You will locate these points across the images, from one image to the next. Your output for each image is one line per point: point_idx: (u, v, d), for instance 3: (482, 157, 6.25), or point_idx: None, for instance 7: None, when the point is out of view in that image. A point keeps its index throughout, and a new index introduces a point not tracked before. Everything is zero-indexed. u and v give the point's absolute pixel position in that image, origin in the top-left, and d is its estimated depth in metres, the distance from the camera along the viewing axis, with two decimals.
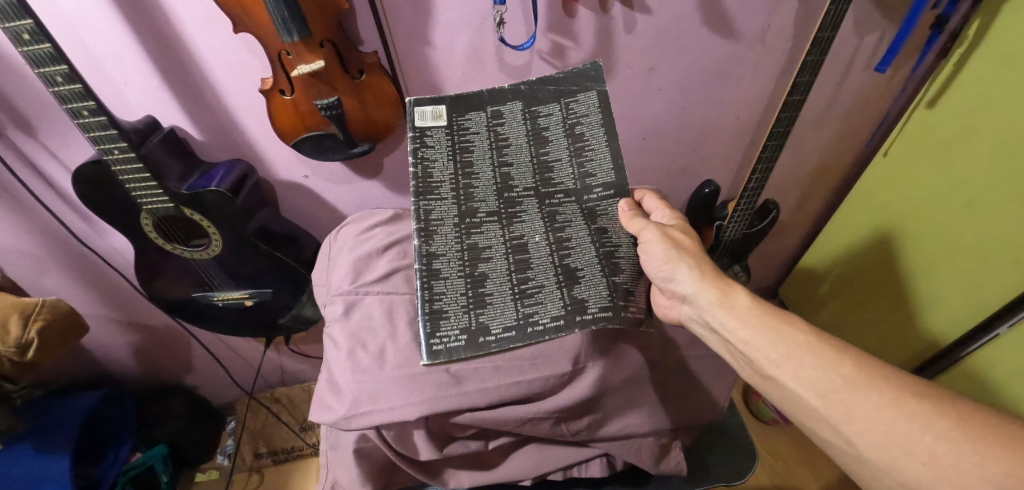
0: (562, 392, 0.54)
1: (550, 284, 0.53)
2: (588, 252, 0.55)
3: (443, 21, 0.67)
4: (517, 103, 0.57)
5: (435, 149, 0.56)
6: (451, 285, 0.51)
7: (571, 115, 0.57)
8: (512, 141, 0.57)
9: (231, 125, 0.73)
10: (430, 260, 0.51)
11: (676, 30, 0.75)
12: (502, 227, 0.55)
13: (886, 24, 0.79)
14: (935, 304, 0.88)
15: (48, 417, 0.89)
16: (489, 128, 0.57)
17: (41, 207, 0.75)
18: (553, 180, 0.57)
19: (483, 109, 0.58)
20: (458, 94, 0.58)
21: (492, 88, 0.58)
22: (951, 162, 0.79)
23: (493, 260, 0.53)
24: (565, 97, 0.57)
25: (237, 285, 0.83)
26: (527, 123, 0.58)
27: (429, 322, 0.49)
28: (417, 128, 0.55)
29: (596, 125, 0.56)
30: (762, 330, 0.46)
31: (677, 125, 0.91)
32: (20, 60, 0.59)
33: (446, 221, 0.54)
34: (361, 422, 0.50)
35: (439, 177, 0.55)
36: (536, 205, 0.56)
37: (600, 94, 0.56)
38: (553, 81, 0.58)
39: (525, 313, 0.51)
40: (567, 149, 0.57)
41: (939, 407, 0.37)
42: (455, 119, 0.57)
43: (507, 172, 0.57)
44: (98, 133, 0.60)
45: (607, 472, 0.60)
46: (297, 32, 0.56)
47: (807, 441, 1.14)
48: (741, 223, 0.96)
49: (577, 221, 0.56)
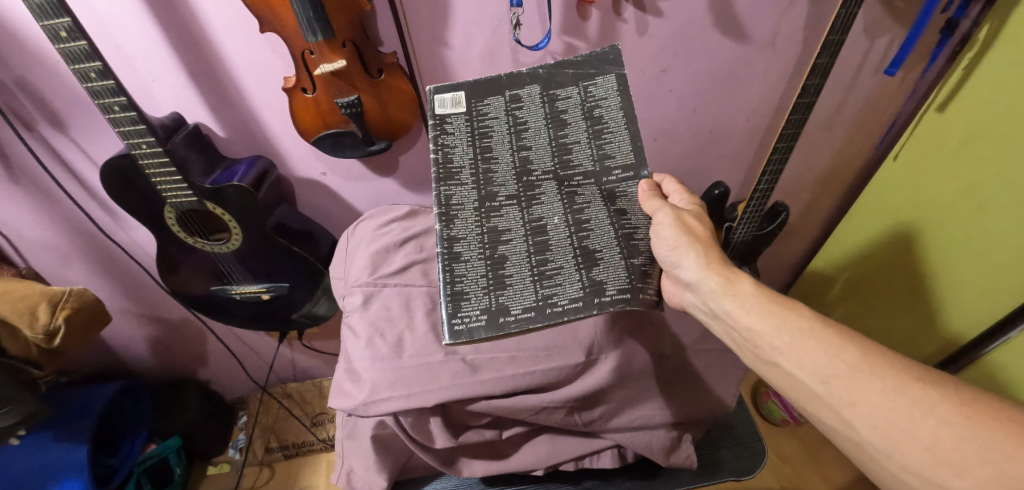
0: (576, 382, 0.55)
1: (569, 266, 0.54)
2: (606, 234, 0.56)
3: (461, 23, 0.69)
4: (535, 86, 0.59)
5: (455, 135, 0.57)
6: (473, 268, 0.52)
7: (589, 98, 0.58)
8: (530, 124, 0.59)
9: (252, 122, 0.75)
10: (451, 244, 0.53)
11: (687, 33, 0.76)
12: (521, 210, 0.56)
13: (896, 28, 0.80)
14: (945, 305, 0.89)
15: (69, 406, 0.91)
16: (508, 112, 0.59)
17: (68, 200, 0.78)
18: (572, 162, 0.58)
19: (502, 94, 0.59)
20: (476, 80, 0.60)
21: (510, 72, 0.59)
22: (962, 166, 0.80)
23: (513, 242, 0.54)
24: (583, 80, 0.58)
25: (255, 278, 0.85)
26: (545, 106, 0.59)
27: (452, 303, 0.50)
28: (437, 114, 0.57)
29: (615, 108, 0.57)
30: (766, 316, 0.46)
31: (687, 126, 0.92)
32: (55, 57, 0.62)
33: (466, 206, 0.55)
34: (381, 408, 0.51)
35: (458, 163, 0.57)
36: (554, 188, 0.58)
37: (618, 77, 0.57)
38: (571, 64, 0.59)
39: (544, 293, 0.52)
40: (586, 132, 0.58)
41: (942, 392, 0.38)
42: (474, 105, 0.59)
43: (525, 155, 0.58)
44: (128, 128, 0.62)
45: (617, 463, 0.60)
46: (322, 32, 0.58)
47: (815, 445, 1.14)
48: (749, 225, 0.97)
49: (596, 202, 0.57)
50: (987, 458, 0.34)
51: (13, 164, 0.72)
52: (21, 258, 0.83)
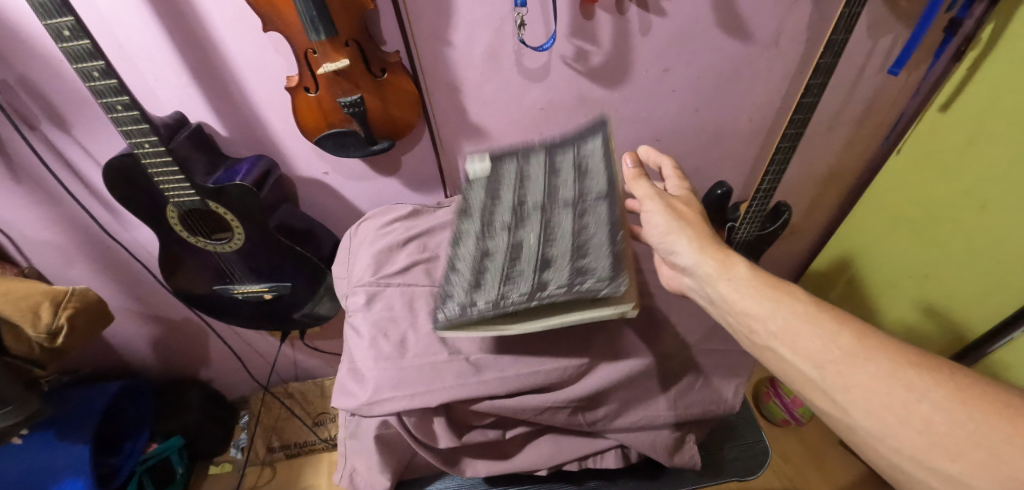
0: (580, 383, 0.55)
1: (529, 269, 0.54)
2: (565, 244, 0.56)
3: (464, 22, 0.69)
4: (542, 149, 0.68)
5: (477, 187, 0.67)
6: (461, 277, 0.56)
7: (582, 153, 0.65)
8: (534, 174, 0.66)
9: (255, 121, 0.75)
10: (452, 264, 0.58)
11: (691, 33, 0.76)
12: (510, 234, 0.60)
13: (899, 28, 0.80)
14: (949, 301, 0.89)
15: (71, 406, 0.91)
16: (519, 166, 0.68)
17: (71, 199, 0.78)
18: (557, 198, 0.62)
19: (517, 155, 0.69)
20: (505, 149, 0.71)
21: (529, 143, 0.71)
22: (965, 162, 0.80)
23: (495, 256, 0.57)
24: (580, 142, 0.67)
25: (257, 278, 0.85)
26: (547, 161, 0.66)
27: (439, 304, 0.54)
28: (467, 172, 0.69)
29: (601, 159, 0.63)
30: (762, 301, 0.46)
31: (690, 126, 0.92)
32: (58, 56, 0.62)
33: (470, 234, 0.61)
34: (384, 409, 0.51)
35: (474, 204, 0.65)
36: (539, 217, 0.60)
37: (605, 135, 0.65)
38: (575, 134, 0.69)
39: (503, 290, 0.52)
40: (574, 177, 0.63)
41: (939, 377, 0.37)
42: (496, 165, 0.69)
43: (523, 194, 0.64)
44: (131, 127, 0.62)
45: (621, 464, 0.60)
46: (325, 32, 0.57)
47: (818, 445, 1.14)
48: (752, 225, 0.97)
49: (565, 222, 0.59)
50: (981, 443, 0.33)
51: (16, 164, 0.72)
52: (23, 258, 0.83)
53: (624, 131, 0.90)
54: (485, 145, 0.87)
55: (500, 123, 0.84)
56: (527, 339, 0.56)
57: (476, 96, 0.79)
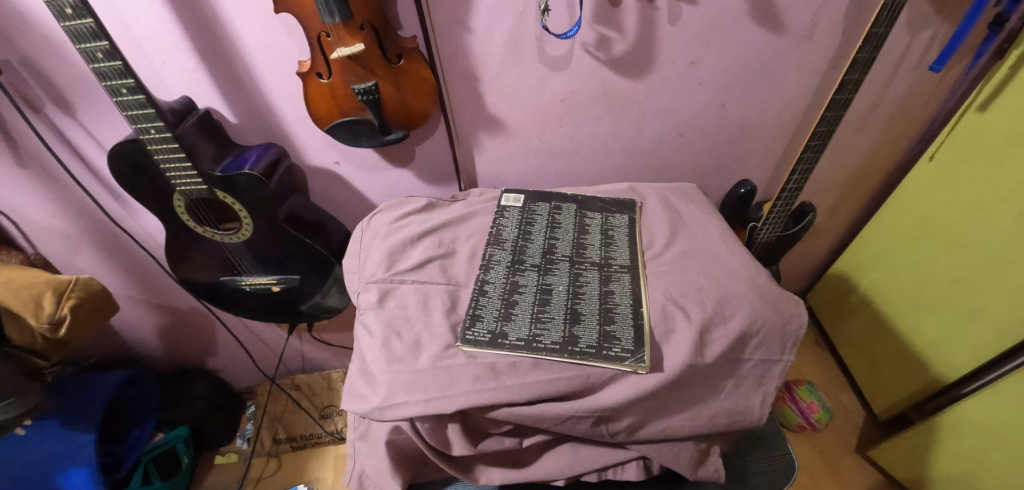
0: (602, 392, 0.51)
1: (559, 318, 0.57)
2: (593, 301, 0.59)
3: (484, 8, 0.65)
4: (573, 205, 0.74)
5: (509, 220, 0.71)
6: (492, 301, 0.59)
7: (608, 225, 0.70)
8: (563, 225, 0.70)
9: (265, 108, 0.72)
10: (482, 284, 0.61)
11: (720, 23, 0.72)
12: (539, 275, 0.62)
13: (943, 23, 0.75)
14: (978, 316, 0.85)
15: (75, 396, 0.90)
16: (551, 214, 0.72)
17: (76, 185, 0.76)
18: (584, 255, 0.65)
19: (550, 202, 0.74)
20: (537, 190, 0.76)
21: (560, 193, 0.76)
22: (1005, 168, 0.75)
23: (525, 293, 0.60)
24: (606, 213, 0.72)
25: (265, 270, 0.83)
26: (576, 218, 0.71)
27: (468, 320, 0.57)
28: (500, 205, 0.73)
29: (624, 237, 0.68)
30: None
31: (715, 122, 0.87)
32: (61, 35, 0.59)
33: (500, 263, 0.64)
34: (395, 414, 0.49)
35: (506, 235, 0.68)
36: (567, 267, 0.64)
37: (629, 219, 0.71)
38: (602, 200, 0.75)
39: (534, 332, 0.55)
40: (600, 239, 0.68)
41: None
42: (528, 204, 0.74)
43: (553, 244, 0.67)
44: (136, 111, 0.59)
45: (642, 476, 0.57)
46: (339, 13, 0.54)
47: (833, 453, 1.12)
48: (775, 226, 0.93)
49: (592, 281, 0.62)
50: None
51: (19, 146, 0.69)
52: (28, 243, 0.82)
53: (646, 125, 0.86)
54: (502, 137, 0.83)
55: (518, 114, 0.80)
56: (545, 344, 0.54)
57: (494, 85, 0.75)
